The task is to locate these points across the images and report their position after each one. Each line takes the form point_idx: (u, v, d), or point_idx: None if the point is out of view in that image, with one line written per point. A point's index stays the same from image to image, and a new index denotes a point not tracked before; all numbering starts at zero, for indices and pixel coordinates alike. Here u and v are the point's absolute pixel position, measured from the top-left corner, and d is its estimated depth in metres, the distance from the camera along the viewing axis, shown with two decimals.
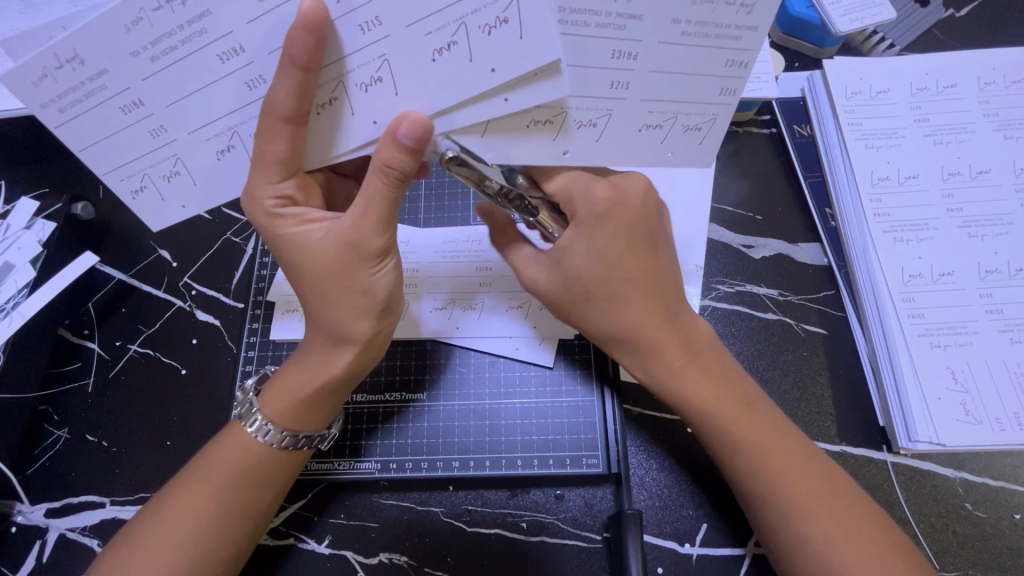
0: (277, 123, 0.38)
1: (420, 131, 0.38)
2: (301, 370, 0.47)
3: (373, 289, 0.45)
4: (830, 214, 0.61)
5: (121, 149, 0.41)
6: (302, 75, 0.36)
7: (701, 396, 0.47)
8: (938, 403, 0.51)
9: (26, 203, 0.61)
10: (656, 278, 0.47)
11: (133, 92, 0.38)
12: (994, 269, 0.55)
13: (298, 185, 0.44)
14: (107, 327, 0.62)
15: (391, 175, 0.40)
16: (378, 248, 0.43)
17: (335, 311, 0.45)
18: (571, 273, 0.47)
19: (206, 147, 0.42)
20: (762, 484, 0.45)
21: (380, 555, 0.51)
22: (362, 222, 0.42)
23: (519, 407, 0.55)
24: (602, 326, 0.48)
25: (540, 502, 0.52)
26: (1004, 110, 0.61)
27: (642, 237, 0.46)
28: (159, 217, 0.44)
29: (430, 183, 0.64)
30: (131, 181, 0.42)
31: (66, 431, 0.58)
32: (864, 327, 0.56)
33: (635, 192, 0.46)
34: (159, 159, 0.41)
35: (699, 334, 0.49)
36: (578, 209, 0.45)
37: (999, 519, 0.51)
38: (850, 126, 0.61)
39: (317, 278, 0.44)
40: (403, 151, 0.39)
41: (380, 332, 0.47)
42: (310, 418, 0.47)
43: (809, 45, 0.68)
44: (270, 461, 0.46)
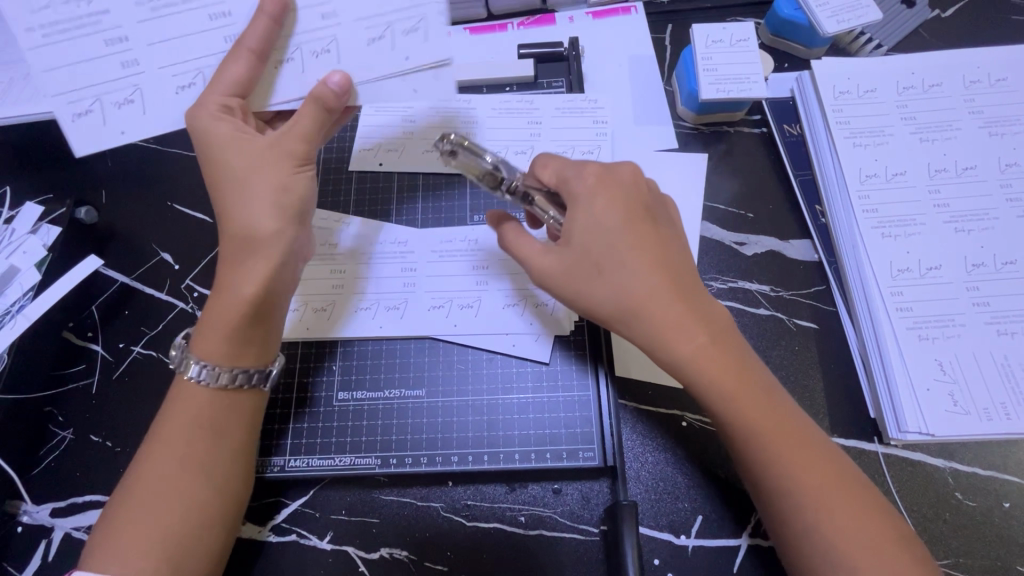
0: (243, 53, 0.45)
1: (343, 79, 0.46)
2: (220, 302, 0.46)
3: (290, 190, 0.47)
4: (819, 211, 0.62)
5: (87, 75, 0.45)
6: (271, 25, 0.45)
7: (710, 367, 0.46)
8: (927, 394, 0.52)
9: (30, 209, 0.62)
10: (661, 247, 0.48)
11: (123, 30, 0.45)
12: (980, 263, 0.57)
13: (241, 108, 0.47)
14: (110, 329, 0.63)
15: (318, 103, 0.46)
16: (302, 154, 0.47)
17: (251, 216, 0.46)
18: (577, 245, 0.48)
19: (169, 82, 0.47)
20: (765, 450, 0.45)
21: (381, 550, 0.52)
22: (287, 139, 0.47)
23: (516, 402, 0.56)
24: (610, 299, 0.47)
25: (538, 496, 0.53)
26: (988, 108, 0.62)
27: (642, 209, 0.49)
28: (89, 140, 0.46)
29: (427, 185, 0.65)
30: (77, 103, 0.46)
31: (70, 432, 0.59)
32: (854, 320, 0.58)
33: (626, 174, 0.50)
34: (115, 86, 0.46)
35: (714, 315, 0.48)
36: (574, 188, 0.50)
37: (990, 508, 0.52)
38: (838, 125, 0.63)
39: (240, 193, 0.46)
40: (328, 86, 0.46)
41: (291, 242, 0.48)
42: (244, 353, 0.47)
43: (798, 46, 0.69)
44: (220, 406, 0.46)
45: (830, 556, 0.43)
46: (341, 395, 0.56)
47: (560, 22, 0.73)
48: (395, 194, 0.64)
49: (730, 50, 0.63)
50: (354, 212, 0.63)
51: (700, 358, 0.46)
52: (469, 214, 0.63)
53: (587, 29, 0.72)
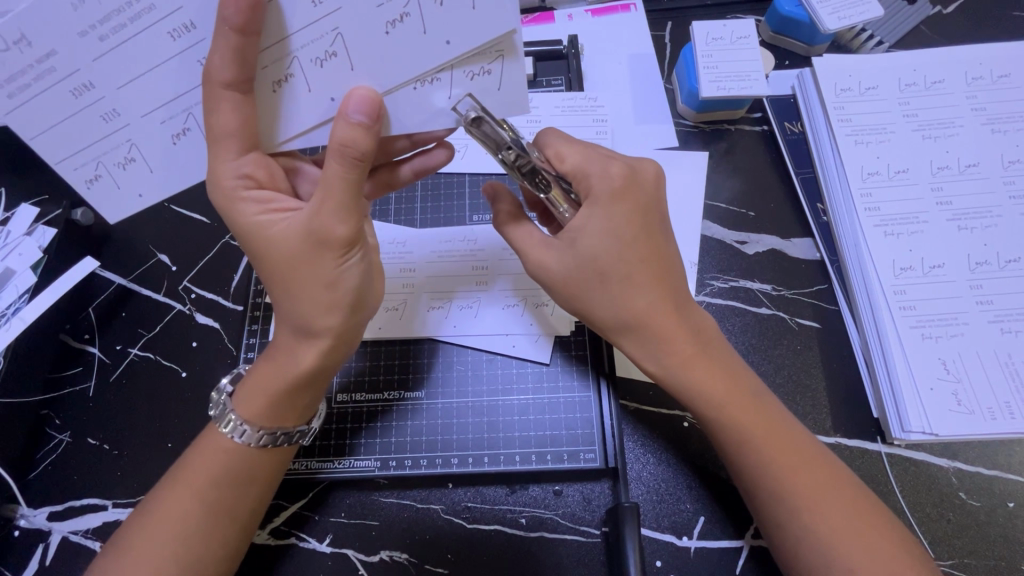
0: (218, 90, 0.38)
1: (370, 105, 0.40)
2: (270, 367, 0.46)
3: (339, 282, 0.44)
4: (821, 209, 0.62)
5: (76, 135, 0.40)
6: (241, 38, 0.37)
7: (709, 387, 0.47)
8: (930, 393, 0.52)
9: (25, 211, 0.61)
10: (667, 264, 0.48)
11: (84, 74, 0.38)
12: (983, 261, 0.56)
13: (258, 164, 0.44)
14: (108, 332, 0.63)
15: (349, 155, 0.40)
16: (344, 236, 0.42)
17: (299, 304, 0.44)
18: (584, 250, 0.46)
19: (162, 131, 0.42)
20: (761, 456, 0.45)
21: (380, 552, 0.52)
22: (323, 209, 0.41)
23: (517, 403, 0.55)
24: (612, 313, 0.47)
25: (539, 498, 0.53)
26: (991, 104, 0.62)
27: (653, 218, 0.48)
28: (112, 206, 0.44)
29: (426, 184, 0.64)
30: (83, 170, 0.42)
31: (67, 436, 0.58)
32: (856, 319, 0.57)
33: (649, 176, 0.49)
34: (112, 146, 0.41)
35: (707, 327, 0.49)
36: (594, 187, 0.47)
37: (994, 508, 0.51)
38: (840, 122, 0.62)
39: (280, 269, 0.44)
40: (357, 128, 0.40)
41: (349, 328, 0.46)
42: (284, 416, 0.47)
43: (798, 42, 0.69)
44: (250, 462, 0.47)
45: (831, 560, 0.42)
46: (340, 397, 0.56)
47: (559, 20, 0.72)
48: (393, 194, 0.64)
49: (730, 47, 0.62)
50: None
51: (694, 368, 0.47)
52: (469, 214, 0.63)
53: (585, 27, 0.72)
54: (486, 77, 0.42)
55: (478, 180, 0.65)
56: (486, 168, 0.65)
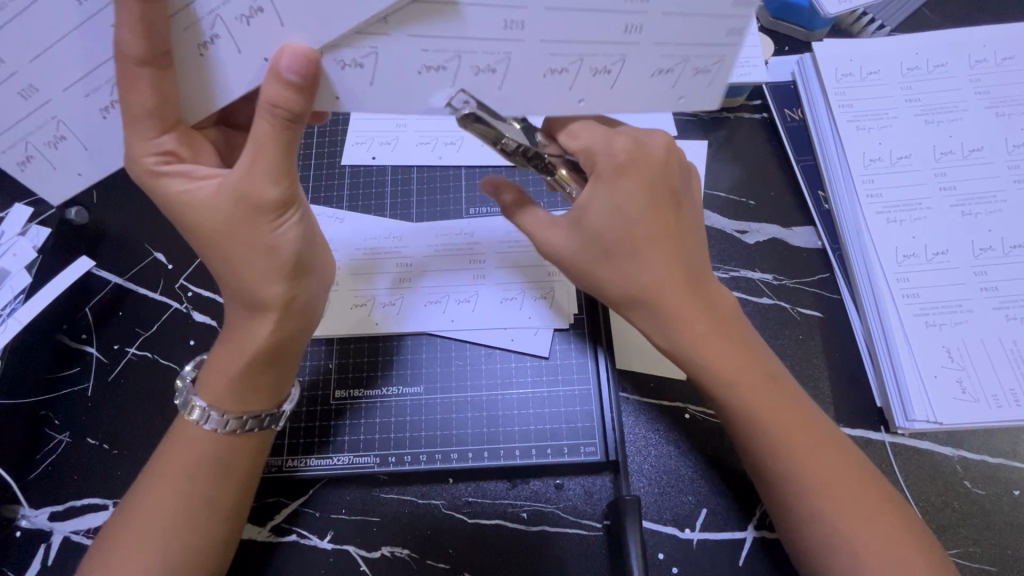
0: (133, 66, 0.38)
1: (302, 62, 0.38)
2: (230, 345, 0.46)
3: (278, 245, 0.43)
4: (822, 196, 0.61)
5: (3, 112, 0.40)
6: (143, 6, 0.36)
7: (727, 362, 0.46)
8: (935, 381, 0.51)
9: (19, 211, 0.62)
10: (681, 239, 0.46)
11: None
12: (988, 247, 0.55)
13: (180, 139, 0.43)
14: (104, 331, 0.62)
15: (279, 116, 0.39)
16: (275, 199, 0.42)
17: (242, 272, 0.44)
18: (589, 226, 0.46)
19: (87, 105, 0.41)
20: (771, 435, 0.45)
21: (382, 548, 0.52)
22: (252, 170, 0.41)
23: (516, 397, 0.55)
24: (620, 288, 0.47)
25: (540, 492, 0.53)
26: (996, 88, 0.61)
27: (662, 193, 0.46)
28: (54, 187, 0.44)
29: (422, 177, 0.64)
30: (13, 151, 0.42)
31: (67, 435, 0.58)
32: (859, 308, 0.56)
33: (658, 150, 0.46)
34: (38, 123, 0.41)
35: (722, 304, 0.48)
36: (600, 163, 0.45)
37: (1000, 496, 0.51)
38: (840, 108, 0.61)
39: (221, 238, 0.43)
40: (290, 90, 0.39)
41: (298, 294, 0.46)
42: (254, 398, 0.47)
43: (798, 28, 0.67)
44: (222, 450, 0.46)
45: (829, 532, 0.43)
46: (339, 393, 0.56)
47: None
48: (388, 188, 0.63)
49: None
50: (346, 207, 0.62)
51: (709, 346, 0.46)
52: (465, 207, 0.62)
53: None
54: (704, 75, 0.43)
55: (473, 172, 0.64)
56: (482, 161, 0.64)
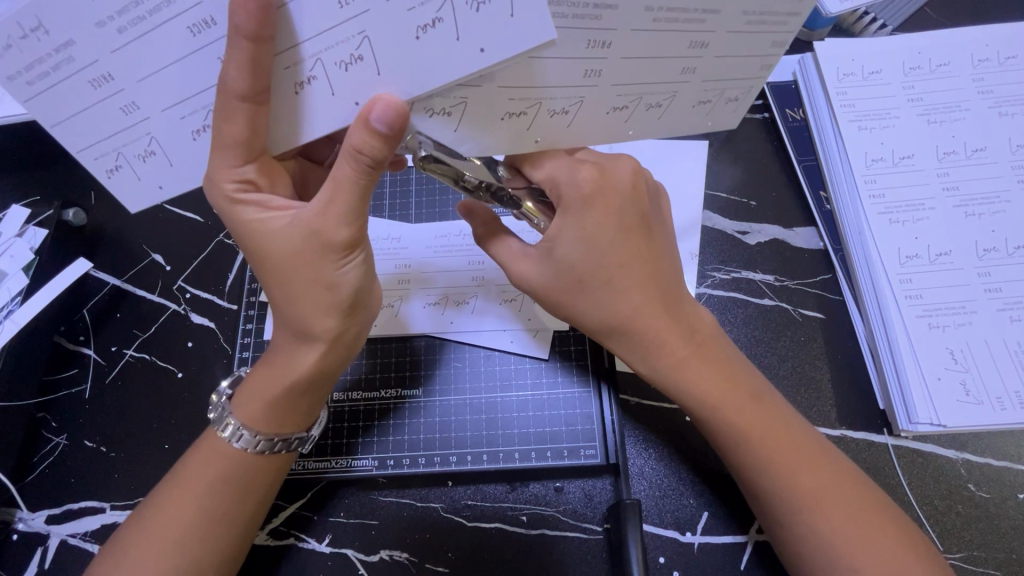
0: (233, 101, 0.36)
1: (395, 115, 0.36)
2: (270, 372, 0.46)
3: (339, 282, 0.43)
4: (824, 197, 0.61)
5: (89, 126, 0.38)
6: (253, 46, 0.35)
7: (704, 386, 0.46)
8: (938, 383, 0.51)
9: (15, 211, 0.61)
10: (652, 265, 0.47)
11: (103, 65, 0.36)
12: (992, 247, 0.55)
13: (261, 169, 0.42)
14: (102, 333, 0.62)
15: (362, 161, 0.38)
16: (344, 240, 0.41)
17: (298, 305, 0.43)
18: (560, 258, 0.46)
19: (181, 126, 0.40)
20: (749, 454, 0.45)
21: (381, 552, 0.51)
22: (329, 210, 0.41)
23: (515, 400, 0.54)
24: (597, 319, 0.47)
25: (540, 495, 0.52)
26: (999, 87, 0.60)
27: (631, 219, 0.46)
28: (132, 197, 0.42)
29: (421, 178, 0.63)
30: (103, 159, 0.40)
31: (64, 438, 0.58)
32: (861, 310, 0.56)
33: (624, 178, 0.46)
34: (131, 138, 0.39)
35: (696, 326, 0.48)
36: (565, 195, 0.45)
37: (1004, 500, 0.50)
38: (842, 108, 0.61)
39: (285, 269, 0.43)
40: (374, 137, 0.37)
41: (348, 330, 0.46)
42: (285, 421, 0.46)
43: (799, 27, 0.67)
44: (250, 468, 0.46)
45: (823, 544, 0.42)
46: (337, 396, 0.55)
47: None
48: (387, 190, 0.63)
49: None
50: None
51: (686, 368, 0.47)
52: None
53: None
54: (731, 103, 0.45)
55: None
56: None
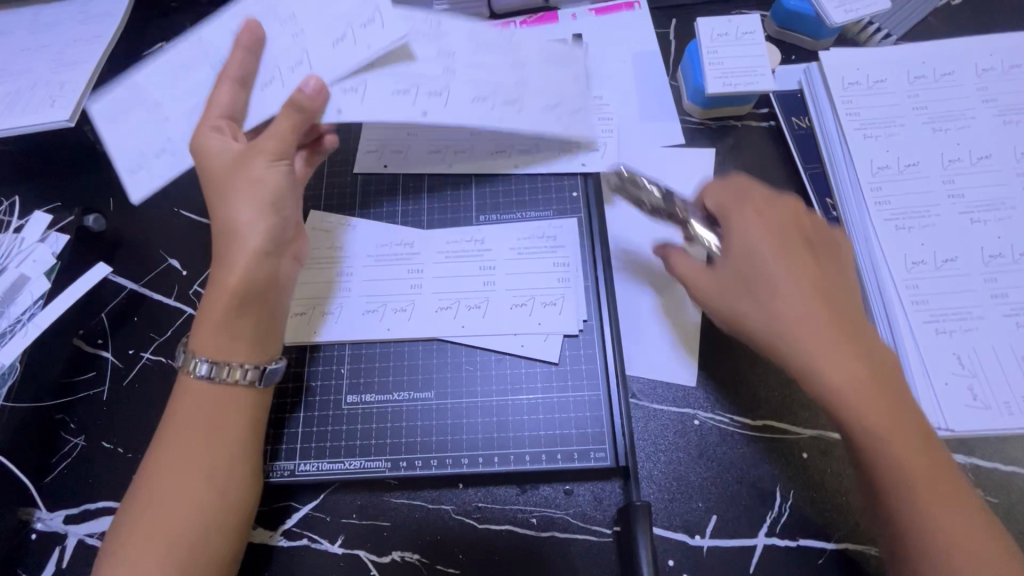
0: (229, 81, 0.53)
1: (318, 87, 0.53)
2: (214, 286, 0.50)
3: (264, 179, 0.51)
4: (831, 204, 0.61)
5: (143, 138, 0.55)
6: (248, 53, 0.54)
7: (841, 386, 0.44)
8: (945, 388, 0.51)
9: (38, 217, 0.63)
10: (820, 272, 0.49)
11: (162, 100, 0.56)
12: (998, 254, 0.55)
13: (229, 128, 0.53)
14: (119, 336, 0.63)
15: (295, 109, 0.52)
16: (274, 148, 0.51)
17: (227, 201, 0.50)
18: (733, 266, 0.50)
19: (193, 116, 0.52)
20: (882, 452, 0.42)
21: (392, 553, 0.52)
22: (269, 133, 0.51)
23: (526, 402, 0.55)
24: (762, 324, 0.48)
25: (550, 498, 0.53)
26: (1003, 95, 0.61)
27: (805, 235, 0.51)
28: None
29: (434, 186, 0.64)
30: (139, 163, 0.54)
31: (82, 439, 0.59)
32: (868, 315, 0.56)
33: (793, 208, 0.53)
34: (165, 139, 0.54)
35: (877, 351, 0.46)
36: (732, 215, 0.52)
37: (1013, 504, 0.51)
38: (847, 116, 0.62)
39: (224, 190, 0.50)
40: (301, 96, 0.52)
41: (267, 236, 0.50)
42: (236, 346, 0.48)
43: (805, 37, 0.68)
44: (231, 398, 0.48)
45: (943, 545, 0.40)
46: (351, 398, 0.56)
47: (562, 19, 0.73)
48: (401, 195, 0.64)
49: (735, 43, 0.62)
50: (359, 215, 0.63)
51: (834, 367, 0.44)
52: (476, 214, 0.63)
53: (589, 27, 0.72)
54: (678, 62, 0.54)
55: (483, 180, 0.64)
56: (491, 168, 0.64)
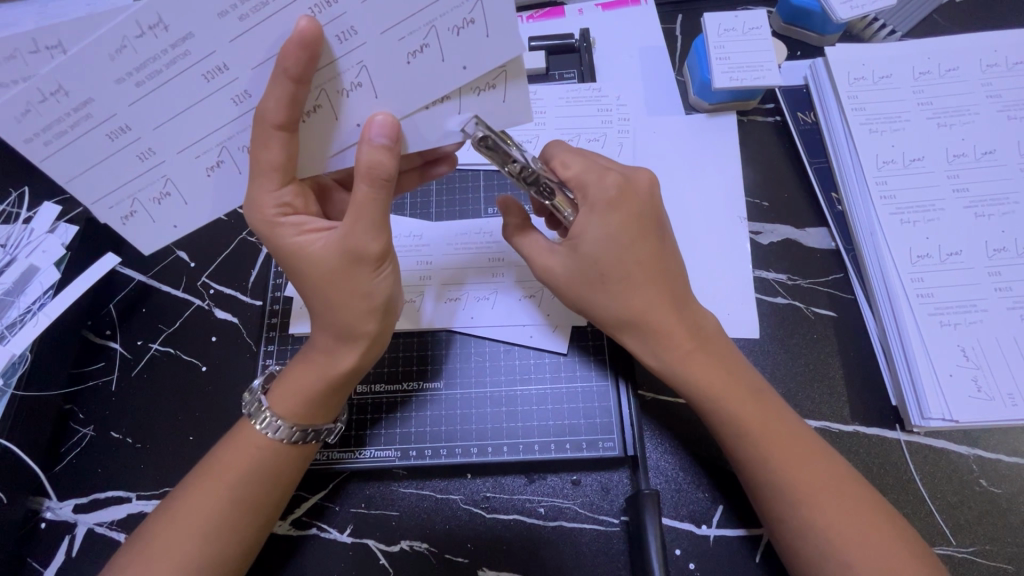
0: (270, 130, 0.40)
1: (392, 129, 0.42)
2: (309, 367, 0.48)
3: (373, 292, 0.46)
4: (836, 198, 0.62)
5: (110, 175, 0.41)
6: (294, 87, 0.38)
7: (709, 380, 0.48)
8: (950, 379, 0.51)
9: (48, 207, 0.62)
10: (659, 257, 0.50)
11: (121, 118, 0.39)
12: (1001, 248, 0.56)
13: (297, 193, 0.46)
14: (128, 327, 0.63)
15: (377, 178, 0.42)
16: (376, 251, 0.44)
17: (337, 312, 0.46)
18: (583, 252, 0.49)
19: (195, 165, 0.43)
20: (762, 461, 0.46)
21: (402, 542, 0.52)
22: (355, 228, 0.44)
23: (535, 393, 0.56)
24: (611, 311, 0.49)
25: (557, 488, 0.53)
26: (1007, 91, 0.62)
27: (644, 218, 0.50)
28: (147, 238, 0.45)
29: (441, 178, 0.65)
30: (119, 207, 0.43)
31: (91, 429, 0.59)
32: (873, 308, 0.57)
33: (643, 185, 0.51)
34: (148, 182, 0.42)
35: (704, 322, 0.50)
36: (592, 195, 0.49)
37: (1015, 494, 0.51)
38: (853, 111, 0.62)
39: (319, 288, 0.46)
40: (382, 151, 0.42)
41: (383, 331, 0.49)
42: (318, 413, 0.49)
43: (810, 33, 0.68)
44: (278, 456, 0.48)
45: (798, 520, 0.44)
46: (360, 388, 0.56)
47: (569, 14, 0.73)
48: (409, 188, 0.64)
49: (742, 38, 0.62)
50: None
51: (699, 368, 0.48)
52: (483, 207, 0.63)
53: (596, 22, 0.73)
54: (492, 91, 0.43)
55: (491, 173, 0.65)
56: None
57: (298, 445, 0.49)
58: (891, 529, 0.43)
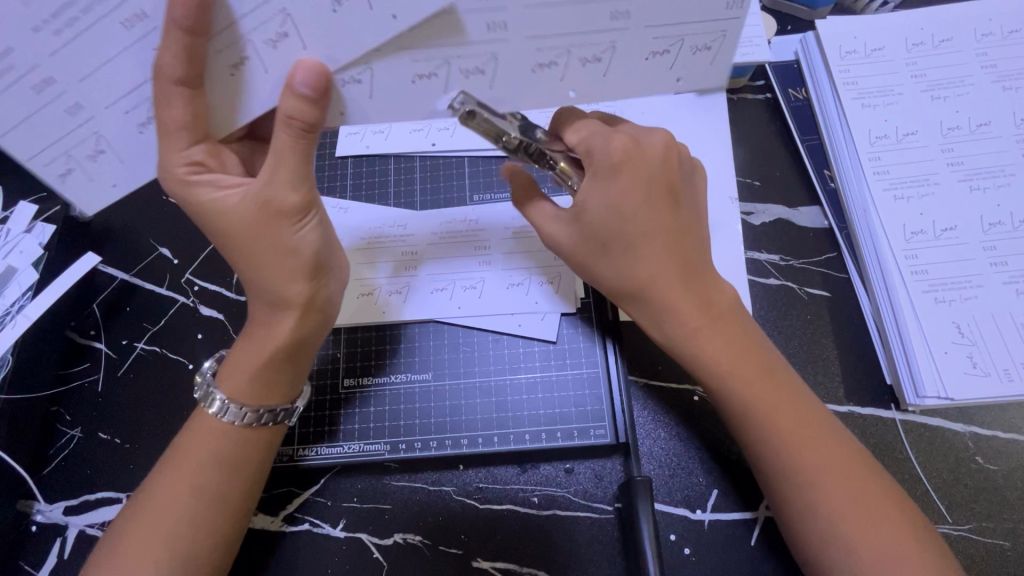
0: (170, 86, 0.39)
1: (317, 75, 0.40)
2: (250, 342, 0.48)
3: (300, 247, 0.45)
4: (828, 175, 0.61)
5: (48, 126, 0.40)
6: (190, 38, 0.37)
7: (722, 355, 0.46)
8: (945, 357, 0.51)
9: (23, 208, 0.61)
10: (673, 228, 0.46)
11: (42, 69, 0.38)
12: (997, 222, 0.55)
13: (211, 151, 0.44)
14: (112, 327, 0.62)
15: (297, 127, 0.41)
16: (297, 202, 0.44)
17: (266, 275, 0.45)
18: (586, 222, 0.46)
19: (126, 120, 0.42)
20: (767, 437, 0.45)
21: (394, 535, 0.52)
22: (274, 177, 0.43)
23: (524, 382, 0.55)
24: (617, 280, 0.48)
25: (551, 477, 0.53)
26: (1003, 61, 0.60)
27: (654, 186, 0.45)
28: (92, 200, 0.44)
29: (426, 167, 0.63)
30: (53, 164, 0.42)
31: (78, 431, 0.59)
32: (867, 286, 0.56)
33: (655, 150, 0.46)
34: (79, 138, 0.41)
35: (715, 291, 0.48)
36: (596, 162, 0.45)
37: (1011, 470, 0.51)
38: (845, 86, 0.60)
39: (244, 243, 0.45)
40: (305, 102, 0.40)
41: (319, 293, 0.48)
42: (269, 392, 0.48)
43: (800, 7, 0.67)
44: (236, 441, 0.47)
45: (804, 501, 0.44)
46: (347, 382, 0.56)
47: None
48: (393, 176, 0.63)
49: None
50: (350, 197, 0.62)
51: (710, 343, 0.47)
52: (468, 195, 0.62)
53: None
54: (597, 64, 0.43)
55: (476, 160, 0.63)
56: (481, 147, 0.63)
57: (259, 428, 0.48)
58: (891, 510, 0.43)
